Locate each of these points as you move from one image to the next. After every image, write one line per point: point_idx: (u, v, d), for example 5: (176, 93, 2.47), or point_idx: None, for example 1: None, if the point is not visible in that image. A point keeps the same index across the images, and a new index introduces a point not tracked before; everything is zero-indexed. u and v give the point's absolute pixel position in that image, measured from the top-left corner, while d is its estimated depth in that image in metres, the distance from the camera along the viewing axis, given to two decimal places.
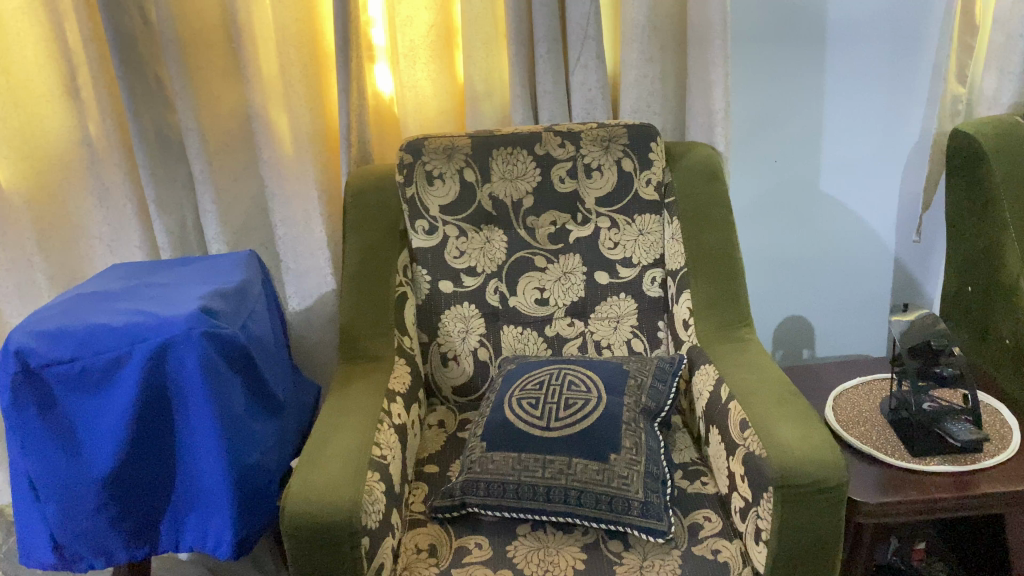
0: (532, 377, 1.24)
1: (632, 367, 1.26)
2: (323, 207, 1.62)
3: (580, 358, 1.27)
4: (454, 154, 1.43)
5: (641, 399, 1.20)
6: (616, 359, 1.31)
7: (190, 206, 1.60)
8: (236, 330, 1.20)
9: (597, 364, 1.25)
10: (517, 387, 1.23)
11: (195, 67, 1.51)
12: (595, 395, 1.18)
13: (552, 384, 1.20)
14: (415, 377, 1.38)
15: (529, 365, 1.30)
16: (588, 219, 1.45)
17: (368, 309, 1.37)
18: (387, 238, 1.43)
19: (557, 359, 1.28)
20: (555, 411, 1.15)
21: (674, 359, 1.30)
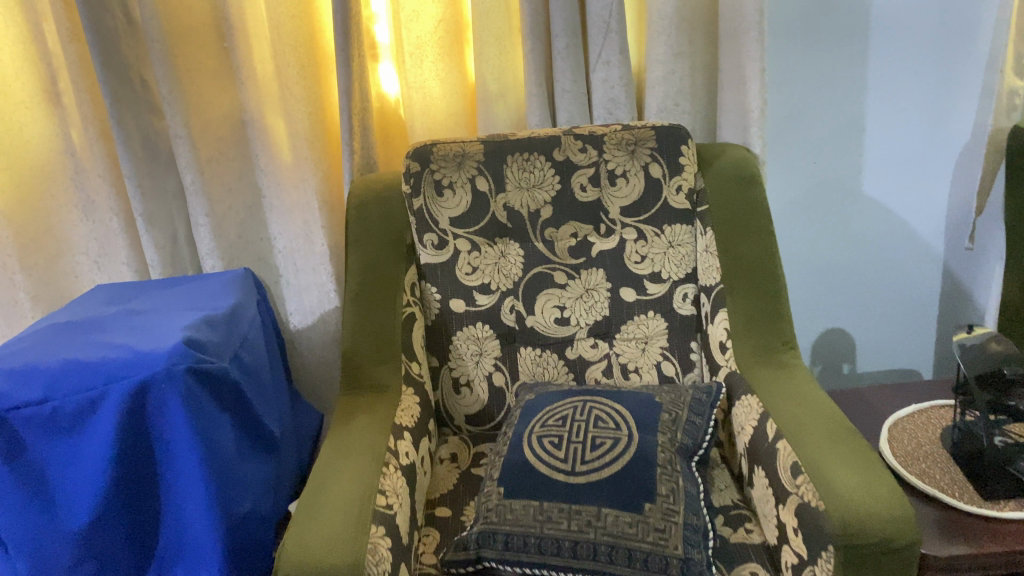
0: (554, 412, 1.12)
1: (665, 399, 1.14)
2: (325, 218, 1.50)
3: (606, 390, 1.15)
4: (465, 162, 1.31)
5: (677, 438, 1.08)
6: (646, 388, 1.18)
7: (182, 219, 1.48)
8: (225, 363, 1.08)
9: (627, 397, 1.13)
10: (538, 423, 1.11)
11: (183, 68, 1.39)
12: (625, 433, 1.06)
13: (577, 421, 1.08)
14: (425, 407, 1.26)
15: (550, 395, 1.18)
16: (612, 230, 1.32)
17: (372, 333, 1.25)
18: (393, 253, 1.31)
19: (581, 390, 1.16)
20: (582, 453, 1.03)
21: (711, 390, 1.17)
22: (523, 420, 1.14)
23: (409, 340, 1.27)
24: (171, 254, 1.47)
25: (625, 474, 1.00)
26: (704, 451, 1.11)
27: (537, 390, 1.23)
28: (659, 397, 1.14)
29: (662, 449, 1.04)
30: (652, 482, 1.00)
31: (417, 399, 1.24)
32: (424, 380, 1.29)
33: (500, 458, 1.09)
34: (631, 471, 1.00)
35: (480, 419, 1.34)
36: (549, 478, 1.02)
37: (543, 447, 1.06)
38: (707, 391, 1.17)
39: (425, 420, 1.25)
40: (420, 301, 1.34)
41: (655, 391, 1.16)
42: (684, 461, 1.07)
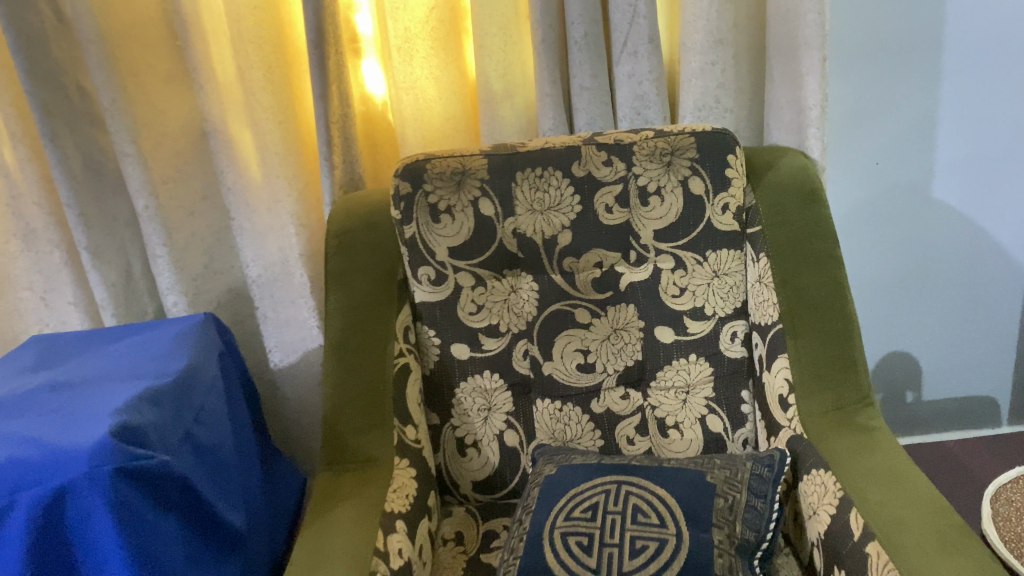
0: (581, 498, 0.91)
1: (717, 477, 0.92)
2: (304, 244, 1.28)
3: (644, 465, 0.94)
4: (465, 180, 1.08)
5: (735, 532, 0.87)
6: (692, 459, 0.97)
7: (137, 249, 1.27)
8: (170, 448, 0.86)
9: (671, 477, 0.92)
10: (561, 512, 0.90)
11: (128, 74, 1.17)
12: (671, 533, 0.85)
13: (610, 514, 0.88)
14: (423, 480, 1.05)
15: (574, 467, 0.96)
16: (645, 258, 1.09)
17: (359, 393, 1.04)
18: (381, 293, 1.09)
19: (614, 464, 0.95)
20: (620, 563, 0.84)
21: (773, 459, 0.95)
22: (541, 506, 0.93)
23: (404, 399, 1.06)
24: (125, 291, 1.25)
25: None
26: (768, 544, 0.90)
27: (558, 460, 1.01)
28: (711, 475, 0.92)
29: (719, 554, 0.84)
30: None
31: (413, 473, 1.03)
32: (421, 446, 1.07)
33: (514, 557, 0.88)
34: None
35: (491, 487, 1.12)
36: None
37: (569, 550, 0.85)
38: (769, 462, 0.95)
39: (424, 497, 1.03)
40: (416, 346, 1.12)
41: (704, 465, 0.94)
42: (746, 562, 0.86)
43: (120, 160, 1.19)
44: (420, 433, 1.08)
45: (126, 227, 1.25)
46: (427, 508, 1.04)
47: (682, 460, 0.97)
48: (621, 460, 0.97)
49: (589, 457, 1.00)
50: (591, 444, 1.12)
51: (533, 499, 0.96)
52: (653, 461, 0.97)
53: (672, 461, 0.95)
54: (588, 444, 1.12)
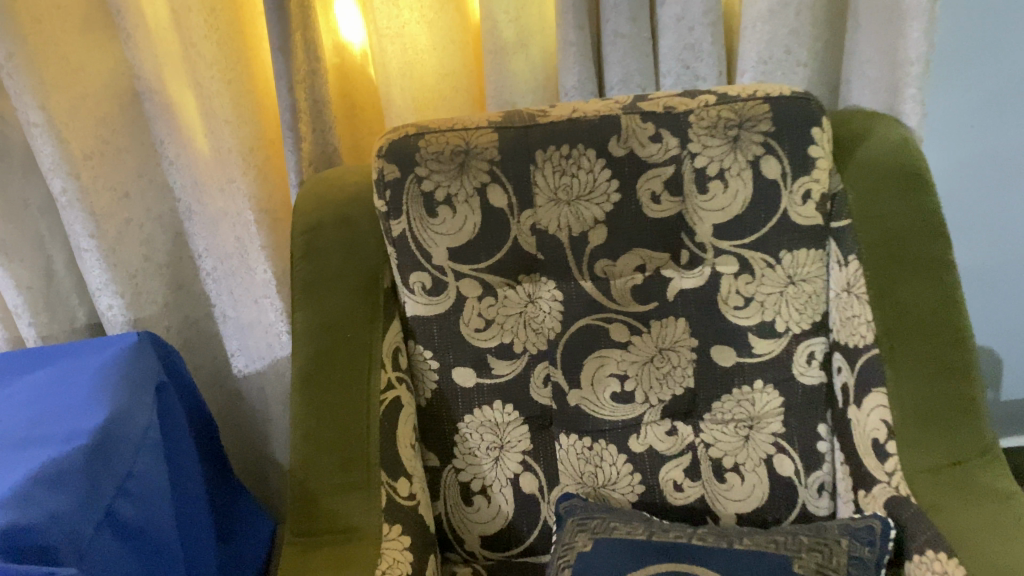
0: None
1: (806, 565, 0.70)
2: (266, 233, 1.03)
3: (708, 549, 0.73)
4: (469, 162, 0.83)
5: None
6: (768, 533, 0.75)
7: (59, 242, 1.02)
8: (75, 557, 0.63)
9: (745, 570, 0.70)
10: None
11: (30, 19, 0.89)
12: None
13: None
14: (419, 547, 0.82)
15: (612, 546, 0.75)
16: (700, 260, 0.85)
17: (335, 440, 0.81)
18: (363, 308, 0.85)
19: (670, 546, 0.74)
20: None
21: (873, 532, 0.73)
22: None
23: (395, 445, 0.83)
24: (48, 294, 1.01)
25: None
26: None
27: (592, 528, 0.79)
28: (797, 562, 0.71)
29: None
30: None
31: (408, 542, 0.81)
32: (417, 502, 0.85)
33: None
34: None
35: (504, 544, 0.92)
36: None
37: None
38: (870, 538, 0.73)
39: (421, 570, 0.82)
40: (409, 371, 0.89)
41: (787, 545, 0.72)
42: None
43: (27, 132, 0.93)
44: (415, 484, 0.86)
45: (44, 216, 1.00)
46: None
47: (756, 534, 0.75)
48: (676, 535, 0.75)
49: (634, 526, 0.78)
50: (628, 491, 0.89)
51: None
52: (718, 537, 0.75)
53: (745, 539, 0.74)
54: (625, 491, 0.89)
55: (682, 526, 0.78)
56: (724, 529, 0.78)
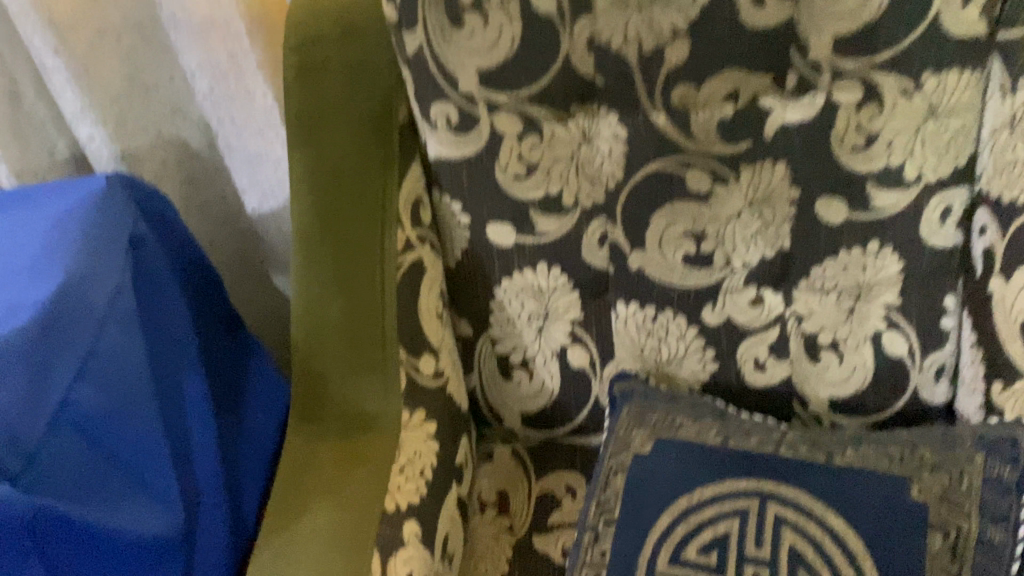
0: (700, 534, 0.58)
1: (928, 492, 0.56)
2: (263, 46, 0.84)
3: (803, 465, 0.59)
4: None
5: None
6: (876, 443, 0.61)
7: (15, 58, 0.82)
8: (12, 470, 0.52)
9: (850, 496, 0.57)
10: (661, 551, 0.58)
11: None
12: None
13: (749, 568, 0.56)
14: (444, 434, 0.70)
15: (681, 451, 0.62)
16: (814, 84, 0.64)
17: (343, 313, 0.66)
18: (373, 151, 0.67)
19: (753, 457, 0.60)
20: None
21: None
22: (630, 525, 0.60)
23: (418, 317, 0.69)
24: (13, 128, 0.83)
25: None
26: None
27: (654, 424, 0.65)
28: (917, 486, 0.57)
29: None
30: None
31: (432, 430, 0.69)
32: (445, 380, 0.72)
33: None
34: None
35: (548, 422, 0.79)
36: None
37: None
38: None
39: (447, 459, 0.70)
40: (433, 226, 0.73)
41: (900, 462, 0.58)
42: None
43: None
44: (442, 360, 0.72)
45: None
46: (455, 471, 0.72)
47: (860, 445, 0.61)
48: (760, 441, 0.62)
49: (707, 425, 0.64)
50: (697, 369, 0.74)
51: (616, 499, 0.62)
52: (813, 447, 0.61)
53: (848, 452, 0.60)
54: (695, 370, 0.74)
55: (765, 426, 0.65)
56: (817, 433, 0.64)
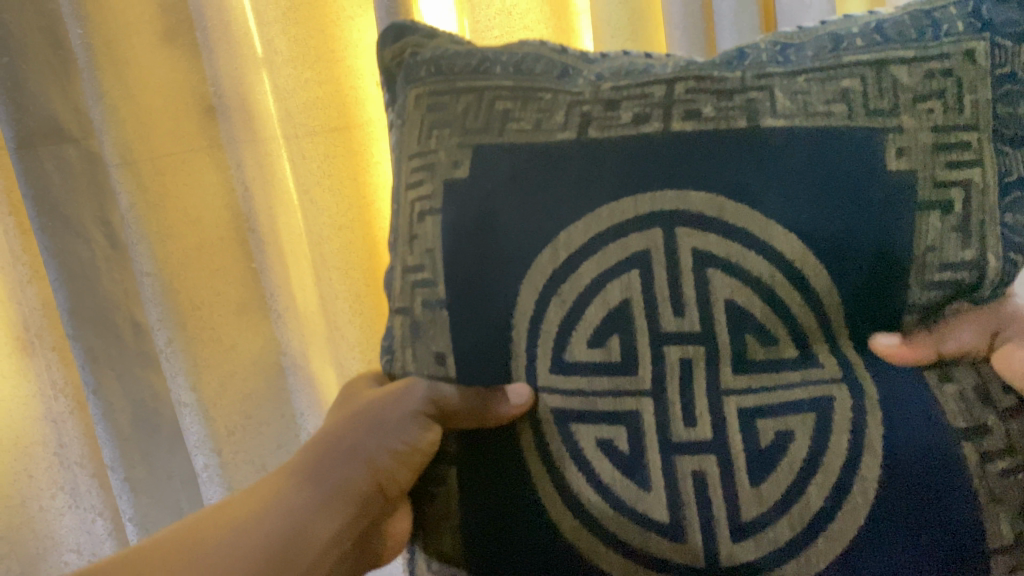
0: (437, 308, 0.50)
1: (926, 178, 0.45)
2: None
3: (737, 199, 0.46)
4: (614, 105, 0.49)
5: (948, 301, 0.47)
6: (826, 64, 0.48)
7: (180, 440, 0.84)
8: None
9: (752, 151, 0.46)
10: (541, 352, 0.48)
11: (156, 169, 0.78)
12: (824, 368, 0.46)
13: (635, 269, 0.47)
14: (247, 563, 0.43)
15: (512, 190, 0.49)
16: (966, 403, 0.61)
17: (211, 302, 0.84)
18: (313, 80, 0.83)
19: (543, 146, 0.49)
20: (721, 486, 0.44)
21: (1010, 48, 0.46)
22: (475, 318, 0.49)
23: (477, 461, 0.49)
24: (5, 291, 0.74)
25: (908, 497, 0.42)
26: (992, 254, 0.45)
27: (466, 121, 0.51)
28: (892, 143, 0.46)
29: (920, 365, 0.45)
30: (976, 512, 0.42)
31: (239, 513, 0.46)
32: None
33: None
34: (903, 490, 0.42)
35: None
36: (572, 391, 0.47)
37: (585, 496, 0.46)
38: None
39: (281, 522, 0.45)
40: None
41: (886, 111, 0.46)
42: (956, 332, 0.47)
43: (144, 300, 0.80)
44: (494, 403, 0.47)
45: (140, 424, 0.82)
46: (275, 559, 0.44)
47: (799, 79, 0.48)
48: (632, 118, 0.48)
49: (545, 103, 0.50)
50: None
51: (431, 263, 0.51)
52: (717, 106, 0.48)
53: (775, 111, 0.47)
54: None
55: (641, 72, 0.51)
56: (725, 76, 0.49)
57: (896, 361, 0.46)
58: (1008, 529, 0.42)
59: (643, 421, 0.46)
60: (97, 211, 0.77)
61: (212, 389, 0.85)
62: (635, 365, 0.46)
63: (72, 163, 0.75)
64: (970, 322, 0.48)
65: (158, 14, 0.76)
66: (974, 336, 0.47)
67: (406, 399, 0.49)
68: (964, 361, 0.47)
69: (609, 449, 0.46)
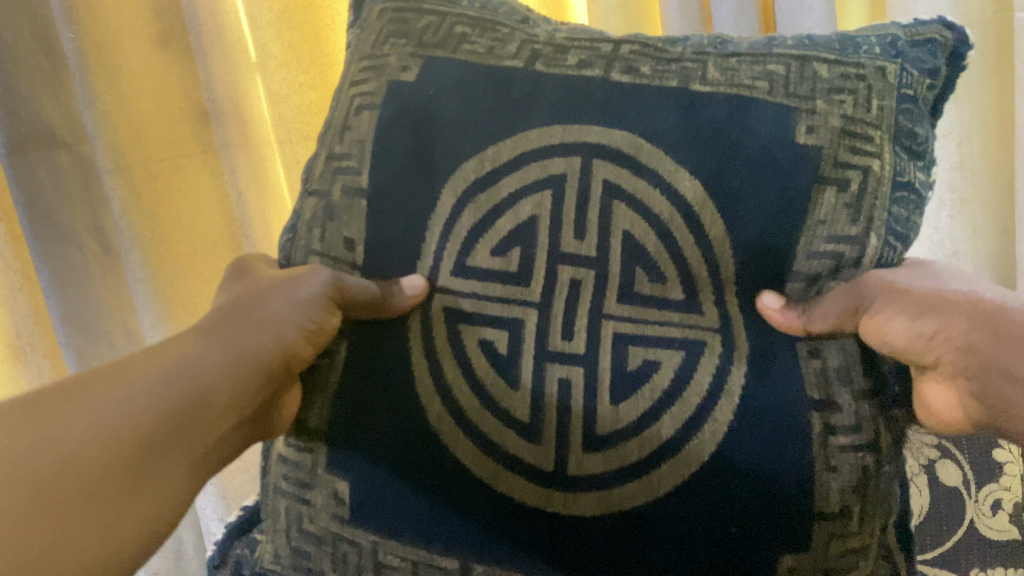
0: (356, 196, 0.47)
1: (829, 155, 0.42)
2: None
3: (655, 142, 0.43)
4: (563, 47, 0.48)
5: (826, 276, 0.43)
6: (757, 51, 0.46)
7: None
8: None
9: (678, 109, 0.44)
10: (442, 271, 0.45)
11: (150, 181, 0.77)
12: (702, 316, 0.43)
13: (549, 189, 0.44)
14: (142, 421, 0.35)
15: (455, 96, 0.47)
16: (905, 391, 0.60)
17: (202, 307, 0.85)
18: (307, 84, 0.81)
19: (491, 70, 0.47)
20: (592, 403, 0.42)
21: (915, 77, 0.45)
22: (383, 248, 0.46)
23: (359, 391, 0.45)
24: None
25: (750, 433, 0.40)
26: (878, 242, 0.43)
27: (421, 35, 0.49)
28: (803, 122, 0.43)
29: (793, 337, 0.42)
30: (811, 462, 0.40)
31: (136, 365, 0.38)
32: None
33: None
34: (753, 425, 0.41)
35: None
36: (466, 293, 0.45)
37: (458, 388, 0.43)
38: (932, 65, 0.46)
39: (188, 373, 0.38)
40: None
41: (804, 94, 0.44)
42: (821, 306, 0.42)
43: (136, 310, 0.81)
44: (394, 295, 0.45)
45: None
46: (186, 417, 0.37)
47: (731, 60, 0.46)
48: (577, 63, 0.47)
49: (501, 34, 0.49)
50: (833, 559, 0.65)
51: (358, 153, 0.48)
52: (655, 68, 0.46)
53: (706, 79, 0.45)
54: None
55: (594, 34, 0.49)
56: (668, 48, 0.47)
57: (769, 320, 0.42)
58: (836, 496, 0.40)
59: (524, 329, 0.44)
60: (90, 218, 0.77)
61: None
62: (529, 277, 0.44)
63: (64, 169, 0.74)
64: (835, 296, 0.43)
65: (152, 20, 0.73)
66: (842, 312, 0.42)
67: (308, 282, 0.45)
68: (834, 335, 0.42)
69: (490, 350, 0.44)
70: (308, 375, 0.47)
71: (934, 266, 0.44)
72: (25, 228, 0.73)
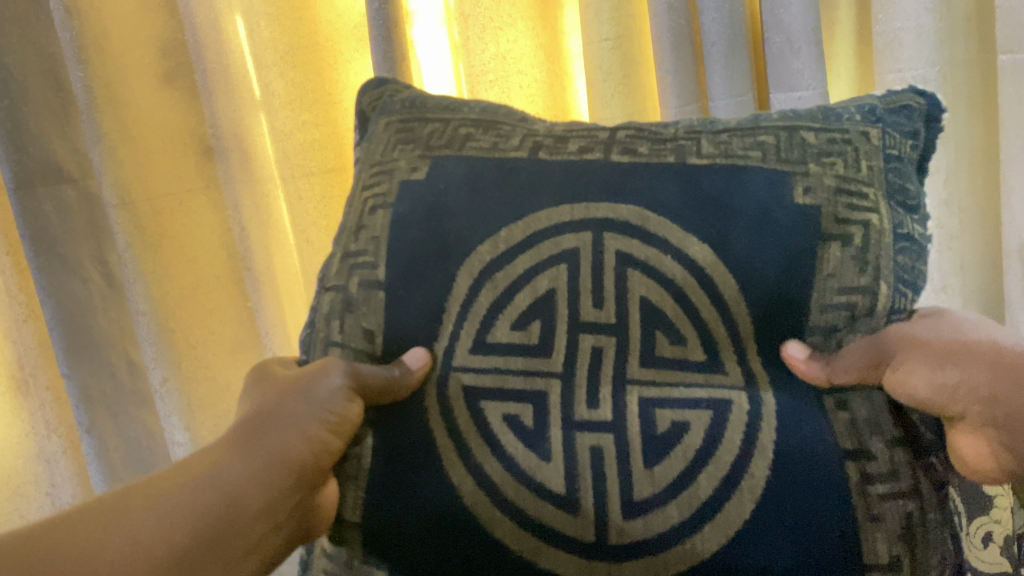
0: (373, 288, 0.51)
1: (828, 213, 0.47)
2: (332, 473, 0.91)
3: (660, 211, 0.48)
4: (560, 138, 0.54)
5: (844, 324, 0.47)
6: (744, 126, 0.52)
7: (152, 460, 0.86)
8: None
9: (679, 179, 0.49)
10: (467, 328, 0.49)
11: (155, 213, 0.80)
12: (726, 374, 0.46)
13: (562, 263, 0.49)
14: (171, 537, 0.39)
15: (465, 188, 0.52)
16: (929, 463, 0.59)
17: (205, 341, 0.85)
18: (310, 122, 0.82)
19: (498, 162, 0.52)
20: (624, 476, 0.44)
21: (897, 138, 0.51)
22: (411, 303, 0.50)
23: (400, 459, 0.47)
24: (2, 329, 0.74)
25: (790, 494, 0.42)
26: (884, 286, 0.47)
27: (427, 138, 0.55)
28: (799, 183, 0.48)
29: (815, 386, 0.46)
30: (853, 518, 0.42)
31: (167, 482, 0.42)
32: None
33: None
34: (789, 486, 0.43)
35: None
36: (488, 369, 0.48)
37: (490, 465, 0.46)
38: (911, 128, 0.52)
39: (212, 488, 0.42)
40: None
41: (795, 159, 0.49)
42: (845, 355, 0.46)
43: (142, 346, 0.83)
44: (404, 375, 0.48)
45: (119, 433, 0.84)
46: (212, 536, 0.40)
47: (722, 135, 0.52)
48: (577, 149, 0.52)
49: (503, 131, 0.55)
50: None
51: (374, 249, 0.52)
52: (651, 146, 0.52)
53: (701, 152, 0.50)
54: None
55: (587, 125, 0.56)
56: (661, 131, 0.54)
57: (787, 365, 0.46)
58: (883, 548, 0.42)
59: (550, 402, 0.47)
60: (94, 250, 0.80)
61: (207, 426, 0.87)
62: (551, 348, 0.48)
63: (69, 204, 0.77)
64: (859, 347, 0.46)
65: (158, 58, 0.77)
66: (866, 365, 0.45)
67: (329, 369, 0.48)
68: (860, 385, 0.45)
69: (518, 425, 0.46)
70: (340, 462, 0.49)
71: (952, 315, 0.46)
72: (31, 261, 0.77)
